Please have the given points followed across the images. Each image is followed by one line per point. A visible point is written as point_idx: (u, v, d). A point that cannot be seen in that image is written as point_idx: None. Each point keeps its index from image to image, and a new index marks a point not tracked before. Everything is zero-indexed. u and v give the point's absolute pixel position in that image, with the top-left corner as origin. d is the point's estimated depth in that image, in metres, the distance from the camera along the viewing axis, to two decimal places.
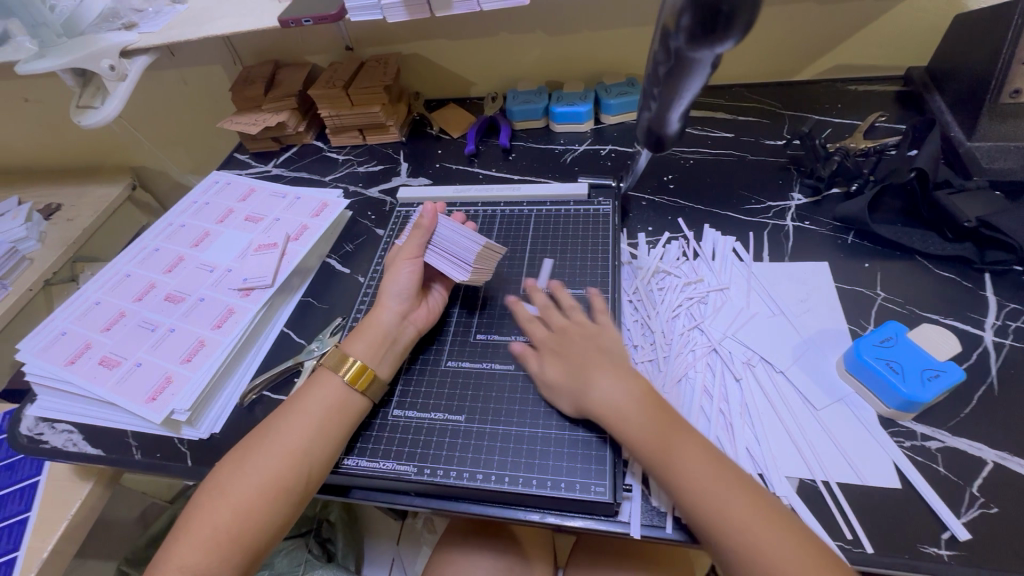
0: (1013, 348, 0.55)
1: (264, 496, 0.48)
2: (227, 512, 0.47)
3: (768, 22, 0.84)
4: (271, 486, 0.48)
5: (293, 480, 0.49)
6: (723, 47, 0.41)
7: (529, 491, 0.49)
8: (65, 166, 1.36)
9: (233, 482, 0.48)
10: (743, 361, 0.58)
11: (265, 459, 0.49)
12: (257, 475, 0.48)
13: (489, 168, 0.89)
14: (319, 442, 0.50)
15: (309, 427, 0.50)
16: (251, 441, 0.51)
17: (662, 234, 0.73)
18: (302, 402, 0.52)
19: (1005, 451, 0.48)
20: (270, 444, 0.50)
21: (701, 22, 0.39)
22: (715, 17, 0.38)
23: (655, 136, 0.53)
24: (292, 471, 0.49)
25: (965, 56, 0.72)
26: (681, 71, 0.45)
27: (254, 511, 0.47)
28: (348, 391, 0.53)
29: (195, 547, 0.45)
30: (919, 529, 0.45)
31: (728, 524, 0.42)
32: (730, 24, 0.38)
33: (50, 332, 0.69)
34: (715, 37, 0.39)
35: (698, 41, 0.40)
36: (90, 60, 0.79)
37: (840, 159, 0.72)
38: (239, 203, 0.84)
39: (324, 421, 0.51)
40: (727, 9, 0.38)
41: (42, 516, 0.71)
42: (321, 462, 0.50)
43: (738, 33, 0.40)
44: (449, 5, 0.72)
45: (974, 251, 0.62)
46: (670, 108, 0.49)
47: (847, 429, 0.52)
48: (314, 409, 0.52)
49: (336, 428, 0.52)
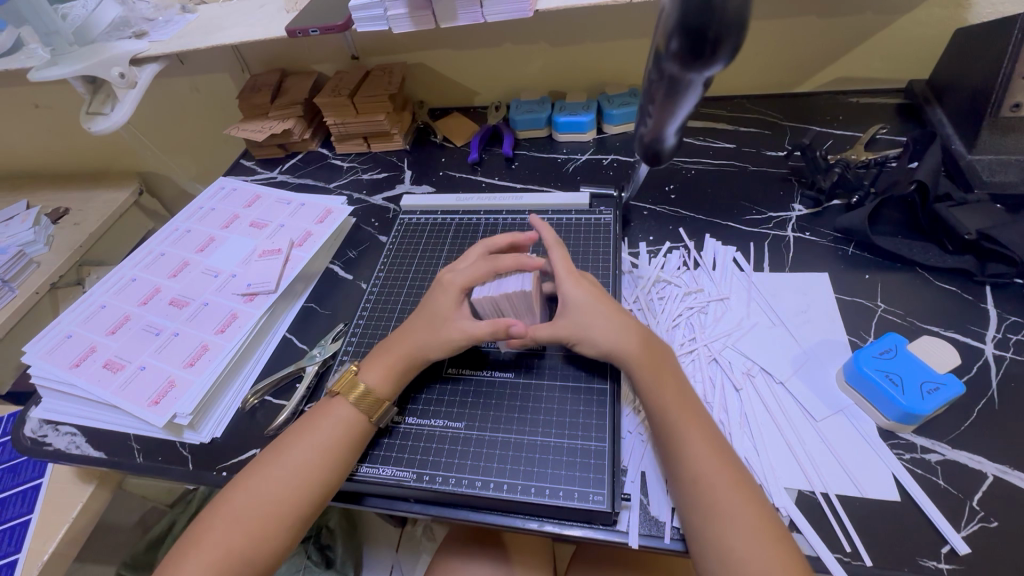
0: (1013, 360, 0.55)
1: (275, 519, 0.48)
2: (241, 535, 0.47)
3: (769, 34, 0.85)
4: (285, 512, 0.48)
5: (304, 505, 0.49)
6: (712, 70, 0.41)
7: (526, 499, 0.49)
8: (73, 171, 1.38)
9: (248, 503, 0.48)
10: (743, 371, 0.58)
11: (278, 483, 0.49)
12: (271, 499, 0.48)
13: (491, 176, 0.90)
14: (330, 468, 0.50)
15: (321, 452, 0.50)
16: (264, 461, 0.51)
17: (663, 243, 0.73)
18: (315, 426, 0.52)
19: (1006, 465, 0.48)
20: (284, 467, 0.50)
21: (689, 47, 0.39)
22: (703, 43, 0.38)
23: (652, 149, 0.51)
24: (304, 496, 0.49)
25: (966, 70, 0.73)
26: (672, 92, 0.44)
27: (267, 535, 0.48)
28: (360, 417, 0.53)
29: (203, 569, 0.46)
30: (919, 542, 0.45)
31: (711, 511, 0.43)
32: (718, 49, 0.39)
33: (56, 334, 0.69)
34: (703, 62, 0.40)
35: (689, 65, 0.40)
36: (100, 67, 0.80)
37: (841, 171, 0.72)
38: (244, 209, 0.85)
39: (334, 446, 0.51)
40: (713, 35, 0.38)
41: (43, 519, 0.71)
42: (331, 486, 0.50)
43: (726, 56, 0.40)
44: (455, 17, 0.73)
45: (974, 263, 0.62)
46: (666, 123, 0.48)
47: (846, 440, 0.52)
48: (330, 433, 0.52)
49: (349, 456, 0.51)
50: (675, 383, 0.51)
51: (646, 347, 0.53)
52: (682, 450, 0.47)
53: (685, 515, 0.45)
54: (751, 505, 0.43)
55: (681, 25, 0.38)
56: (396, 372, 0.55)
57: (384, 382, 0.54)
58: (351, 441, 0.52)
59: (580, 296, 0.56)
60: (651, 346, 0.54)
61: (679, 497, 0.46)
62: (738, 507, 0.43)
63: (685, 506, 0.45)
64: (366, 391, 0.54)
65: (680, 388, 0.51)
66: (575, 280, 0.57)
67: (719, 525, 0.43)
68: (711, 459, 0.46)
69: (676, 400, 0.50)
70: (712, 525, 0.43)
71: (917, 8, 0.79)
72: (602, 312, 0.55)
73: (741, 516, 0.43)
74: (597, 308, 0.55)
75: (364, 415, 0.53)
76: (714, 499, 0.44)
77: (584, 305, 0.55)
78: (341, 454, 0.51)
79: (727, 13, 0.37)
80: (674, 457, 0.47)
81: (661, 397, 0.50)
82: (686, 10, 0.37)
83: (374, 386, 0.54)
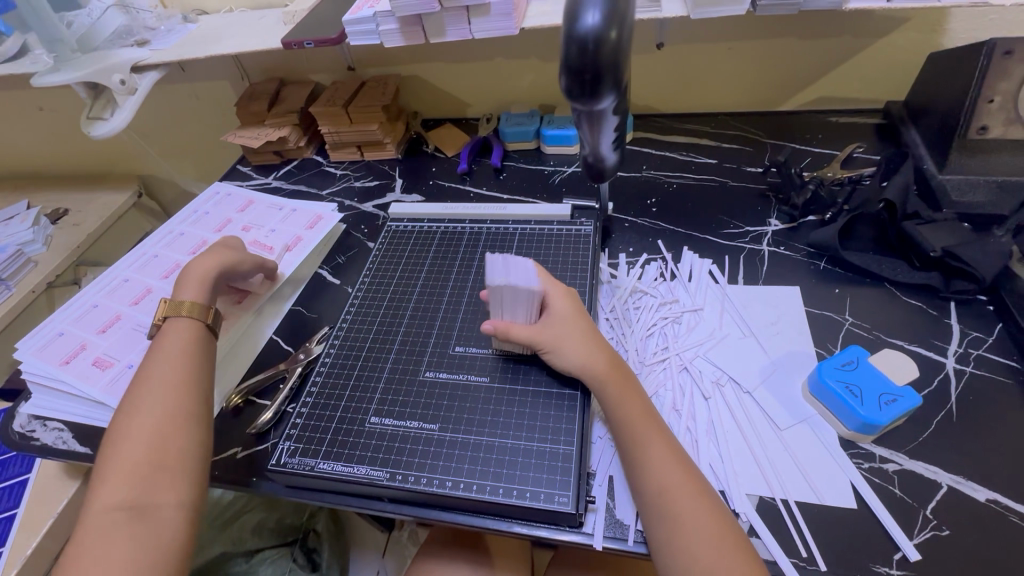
0: (973, 375, 0.57)
1: (165, 426, 0.51)
2: (149, 448, 0.50)
3: (750, 55, 0.88)
4: (174, 416, 0.52)
5: (191, 402, 0.54)
6: (607, 101, 0.45)
7: (495, 500, 0.50)
8: (75, 172, 1.40)
9: (127, 427, 0.51)
10: (712, 380, 0.59)
11: (149, 401, 0.53)
12: (155, 410, 0.52)
13: (480, 186, 0.92)
14: (187, 369, 0.56)
15: (172, 365, 0.56)
16: (127, 396, 0.54)
17: (641, 255, 0.75)
18: (155, 354, 0.57)
19: (960, 475, 0.50)
20: (146, 388, 0.54)
21: (576, 85, 0.44)
22: (583, 82, 0.44)
23: (596, 170, 0.55)
24: (181, 397, 0.54)
25: (938, 93, 0.75)
26: (592, 123, 0.48)
27: (177, 435, 0.51)
28: (193, 326, 0.60)
29: (126, 485, 0.47)
30: (873, 549, 0.46)
31: (676, 524, 0.45)
32: (598, 86, 0.44)
33: (48, 332, 0.71)
34: (591, 97, 0.45)
35: (581, 100, 0.45)
36: (101, 74, 0.82)
37: (814, 188, 0.74)
38: (237, 214, 0.87)
39: (180, 354, 0.57)
40: (591, 75, 0.43)
41: (29, 513, 0.73)
42: (201, 384, 0.56)
43: (613, 89, 0.45)
44: (443, 33, 0.76)
45: (940, 279, 0.64)
46: (600, 146, 0.51)
47: (810, 450, 0.53)
48: (173, 350, 0.57)
49: (200, 354, 0.59)
50: (641, 399, 0.53)
51: (613, 365, 0.55)
52: (644, 465, 0.48)
53: (652, 529, 0.46)
54: (712, 518, 0.45)
55: (567, 65, 0.44)
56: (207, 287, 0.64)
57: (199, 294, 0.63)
58: (191, 344, 0.58)
59: (560, 308, 0.58)
60: (621, 365, 0.56)
61: (643, 509, 0.47)
62: (699, 517, 0.45)
63: (647, 510, 0.47)
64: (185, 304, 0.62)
65: (645, 406, 0.52)
66: (558, 293, 0.59)
67: (682, 538, 0.44)
68: (676, 474, 0.47)
69: (642, 416, 0.51)
70: (676, 537, 0.44)
71: (893, 33, 0.82)
72: (572, 329, 0.56)
73: (703, 529, 0.44)
74: (569, 324, 0.57)
75: (193, 324, 0.60)
76: (678, 513, 0.45)
77: (560, 318, 0.57)
78: (191, 359, 0.57)
79: (602, 54, 0.42)
80: (640, 469, 0.48)
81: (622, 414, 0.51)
82: (570, 50, 0.43)
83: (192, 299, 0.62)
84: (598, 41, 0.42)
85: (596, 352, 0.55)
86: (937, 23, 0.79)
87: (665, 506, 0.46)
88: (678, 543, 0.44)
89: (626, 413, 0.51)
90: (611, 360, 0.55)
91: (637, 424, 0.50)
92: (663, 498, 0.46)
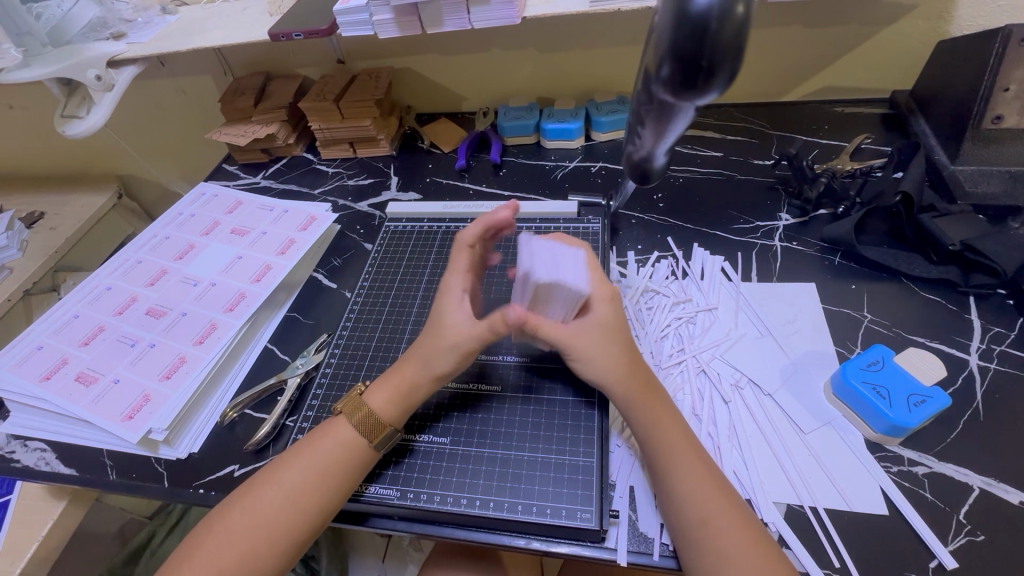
0: (998, 372, 0.55)
1: (275, 542, 0.46)
2: (231, 555, 0.45)
3: (753, 45, 0.86)
4: (273, 531, 0.46)
5: (301, 518, 0.47)
6: (705, 100, 0.37)
7: (514, 518, 0.48)
8: (49, 173, 1.34)
9: (243, 524, 0.46)
10: (731, 382, 0.57)
11: (276, 508, 0.47)
12: (264, 514, 0.46)
13: (479, 183, 0.89)
14: (326, 485, 0.48)
15: (313, 476, 0.48)
16: (257, 474, 0.50)
17: (651, 252, 0.73)
18: (312, 447, 0.50)
19: (992, 477, 0.48)
20: (277, 486, 0.48)
21: (680, 75, 0.35)
22: (694, 73, 0.34)
23: (641, 168, 0.47)
24: (293, 516, 0.47)
25: (948, 82, 0.73)
26: (665, 116, 0.40)
27: (260, 550, 0.45)
28: (359, 440, 0.50)
29: None
30: (907, 557, 0.45)
31: (714, 558, 0.42)
32: (711, 81, 0.35)
33: (25, 346, 0.67)
34: (695, 93, 0.35)
35: (679, 95, 0.36)
36: (76, 69, 0.78)
37: (827, 181, 0.72)
38: (225, 216, 0.83)
39: (328, 468, 0.48)
40: (707, 64, 0.34)
41: (10, 537, 0.68)
42: (330, 505, 0.48)
43: (721, 86, 0.36)
44: (441, 23, 0.72)
45: (958, 274, 0.63)
46: (660, 143, 0.43)
47: (835, 453, 0.51)
48: (321, 446, 0.50)
49: (336, 459, 0.49)
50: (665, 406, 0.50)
51: (641, 373, 0.51)
52: (672, 480, 0.46)
53: (688, 556, 0.43)
54: (743, 532, 0.43)
55: (673, 51, 0.34)
56: (402, 399, 0.52)
57: (389, 406, 0.51)
58: (332, 454, 0.49)
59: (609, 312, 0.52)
60: (646, 373, 0.52)
61: (674, 523, 0.45)
62: (730, 530, 0.43)
63: (681, 539, 0.44)
64: (372, 416, 0.50)
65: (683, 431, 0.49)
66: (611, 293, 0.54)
67: (714, 551, 0.42)
68: (716, 505, 0.44)
69: (679, 441, 0.48)
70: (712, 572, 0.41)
71: (899, 21, 0.80)
72: (599, 334, 0.51)
73: (737, 541, 0.42)
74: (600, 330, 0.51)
75: (355, 422, 0.51)
76: (720, 544, 0.42)
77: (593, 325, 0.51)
78: (336, 473, 0.48)
79: (721, 42, 0.32)
80: (676, 498, 0.45)
81: (651, 430, 0.48)
82: (678, 34, 0.33)
83: (379, 411, 0.51)
84: (723, 18, 0.32)
85: (624, 360, 0.51)
86: (944, 10, 0.78)
87: (706, 538, 0.42)
88: (711, 555, 0.42)
89: (665, 436, 0.48)
90: (636, 367, 0.51)
91: (673, 447, 0.47)
92: (702, 529, 0.43)
